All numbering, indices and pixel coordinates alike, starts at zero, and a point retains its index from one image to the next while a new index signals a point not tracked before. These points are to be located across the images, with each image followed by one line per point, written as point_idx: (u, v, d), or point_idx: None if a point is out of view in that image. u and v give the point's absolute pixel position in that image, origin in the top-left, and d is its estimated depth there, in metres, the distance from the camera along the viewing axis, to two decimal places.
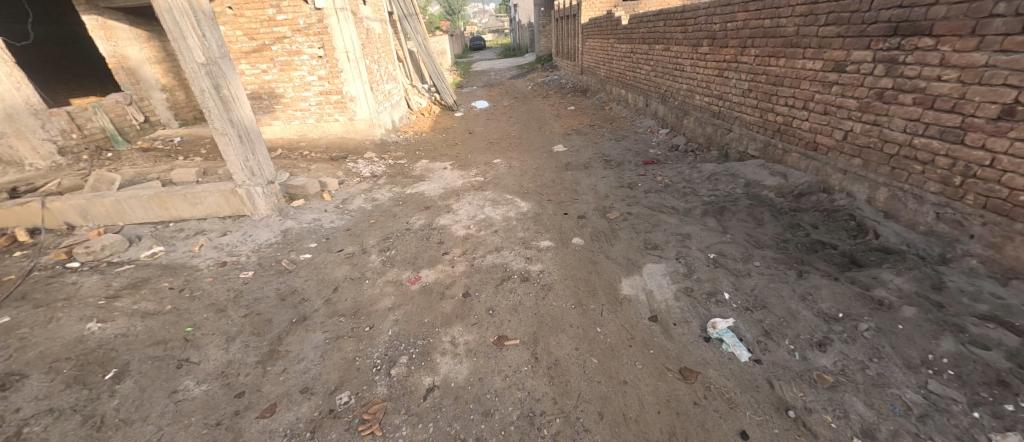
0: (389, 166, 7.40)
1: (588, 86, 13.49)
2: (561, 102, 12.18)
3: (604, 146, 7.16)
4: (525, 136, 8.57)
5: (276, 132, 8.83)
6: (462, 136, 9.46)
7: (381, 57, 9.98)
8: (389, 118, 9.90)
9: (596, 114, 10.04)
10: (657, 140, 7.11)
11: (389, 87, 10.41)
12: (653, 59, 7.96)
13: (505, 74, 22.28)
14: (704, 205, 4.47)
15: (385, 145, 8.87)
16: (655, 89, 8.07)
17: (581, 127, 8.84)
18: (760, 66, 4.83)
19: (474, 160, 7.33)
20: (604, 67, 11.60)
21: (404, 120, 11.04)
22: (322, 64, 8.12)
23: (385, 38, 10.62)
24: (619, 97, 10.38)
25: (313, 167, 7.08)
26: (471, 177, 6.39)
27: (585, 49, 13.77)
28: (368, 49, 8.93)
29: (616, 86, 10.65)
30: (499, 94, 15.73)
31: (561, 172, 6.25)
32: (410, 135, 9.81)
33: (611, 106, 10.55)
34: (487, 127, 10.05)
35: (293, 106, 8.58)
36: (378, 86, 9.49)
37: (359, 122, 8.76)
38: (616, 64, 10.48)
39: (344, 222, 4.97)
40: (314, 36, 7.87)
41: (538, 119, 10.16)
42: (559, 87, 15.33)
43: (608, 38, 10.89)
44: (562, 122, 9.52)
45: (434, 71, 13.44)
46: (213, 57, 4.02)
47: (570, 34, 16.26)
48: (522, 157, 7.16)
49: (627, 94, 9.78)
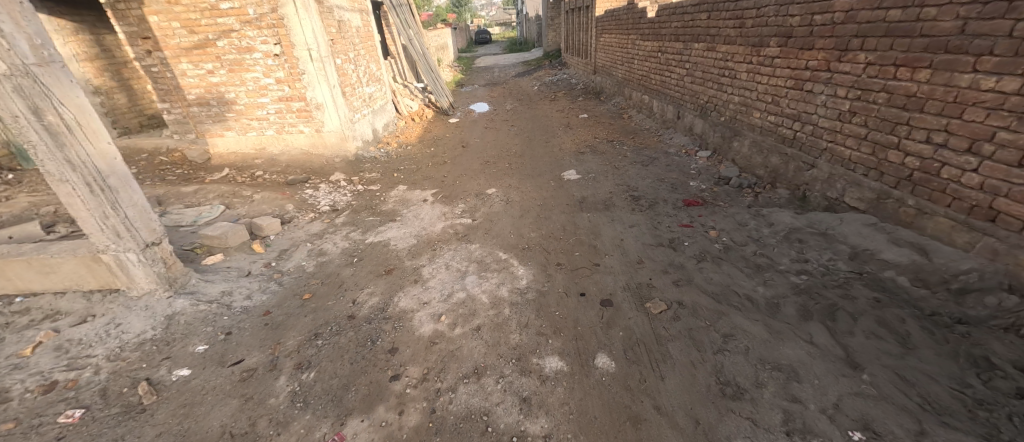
0: (356, 196, 5.87)
1: (602, 88, 11.89)
2: (572, 107, 10.55)
3: (628, 174, 5.61)
4: (528, 155, 7.01)
5: (229, 145, 7.34)
6: (453, 151, 7.90)
7: (360, 55, 8.44)
8: (369, 128, 8.38)
9: (614, 125, 8.44)
10: (696, 168, 5.53)
11: (371, 90, 8.90)
12: (690, 62, 6.38)
13: (511, 71, 20.62)
14: (797, 294, 2.93)
15: (359, 163, 7.33)
16: (692, 99, 6.47)
17: (597, 143, 7.27)
18: (876, 78, 3.27)
19: (462, 189, 5.79)
20: (623, 68, 9.95)
21: (389, 128, 9.50)
22: (280, 64, 6.63)
23: (367, 33, 9.08)
24: (642, 104, 8.75)
25: (258, 195, 5.59)
26: (455, 218, 4.87)
27: (600, 45, 12.06)
28: (340, 46, 7.39)
29: (637, 90, 9.02)
30: (502, 95, 14.11)
31: (574, 213, 4.71)
32: (392, 150, 8.27)
33: (632, 114, 8.95)
34: (484, 140, 8.47)
35: (248, 114, 7.10)
36: (356, 90, 7.95)
37: (328, 135, 7.25)
38: (638, 64, 8.84)
39: (264, 299, 3.48)
40: (267, 30, 6.36)
41: (545, 130, 8.56)
42: (569, 88, 13.67)
43: (629, 34, 9.25)
44: (574, 136, 7.93)
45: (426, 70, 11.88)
46: (24, 64, 2.52)
47: (582, 28, 14.55)
48: (523, 187, 5.63)
49: (652, 102, 8.15)
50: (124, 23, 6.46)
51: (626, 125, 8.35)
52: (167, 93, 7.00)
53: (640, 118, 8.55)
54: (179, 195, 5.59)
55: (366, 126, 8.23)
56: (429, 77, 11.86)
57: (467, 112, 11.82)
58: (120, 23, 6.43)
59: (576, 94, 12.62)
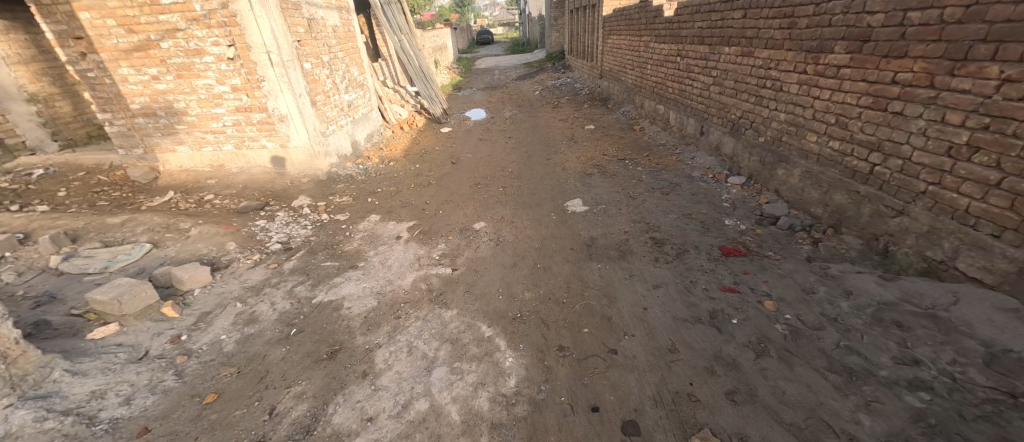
0: (316, 229, 4.88)
1: (610, 94, 10.90)
2: (576, 116, 9.53)
3: (645, 206, 4.61)
4: (526, 177, 6.02)
5: (182, 162, 6.39)
6: (441, 169, 6.90)
7: (338, 58, 7.46)
8: (347, 141, 7.41)
9: (624, 139, 7.44)
10: (730, 200, 4.52)
11: (351, 98, 7.92)
12: (719, 68, 5.37)
13: (512, 74, 19.61)
14: (924, 436, 1.94)
15: (329, 183, 6.32)
16: (720, 113, 5.47)
17: (606, 162, 6.26)
18: (1019, 102, 2.35)
19: (444, 222, 4.80)
20: (634, 74, 8.93)
21: (371, 140, 8.52)
22: (234, 69, 5.66)
23: (348, 33, 8.11)
24: (657, 115, 7.75)
25: (195, 229, 4.61)
26: (430, 266, 3.88)
27: (608, 47, 11.02)
28: (309, 48, 6.40)
29: (651, 99, 8.01)
30: (501, 101, 13.11)
31: (580, 263, 3.71)
32: (372, 167, 7.28)
33: (644, 126, 7.96)
34: (477, 155, 7.46)
35: (202, 127, 6.14)
36: (330, 99, 6.97)
37: (294, 150, 6.26)
38: (653, 70, 7.83)
39: (147, 403, 2.51)
40: (218, 29, 5.39)
41: (546, 144, 7.57)
42: (573, 94, 12.65)
43: (642, 35, 8.23)
44: (578, 152, 6.93)
45: (417, 74, 10.92)
46: None
47: (588, 28, 13.53)
48: (518, 221, 4.64)
49: (669, 113, 7.13)
50: (51, 20, 5.52)
51: (638, 140, 7.34)
52: (108, 102, 6.04)
53: (654, 131, 7.54)
54: (102, 228, 4.64)
55: (342, 138, 7.24)
56: (420, 83, 10.87)
57: (462, 120, 10.84)
58: (47, 21, 5.48)
59: (581, 100, 11.61)
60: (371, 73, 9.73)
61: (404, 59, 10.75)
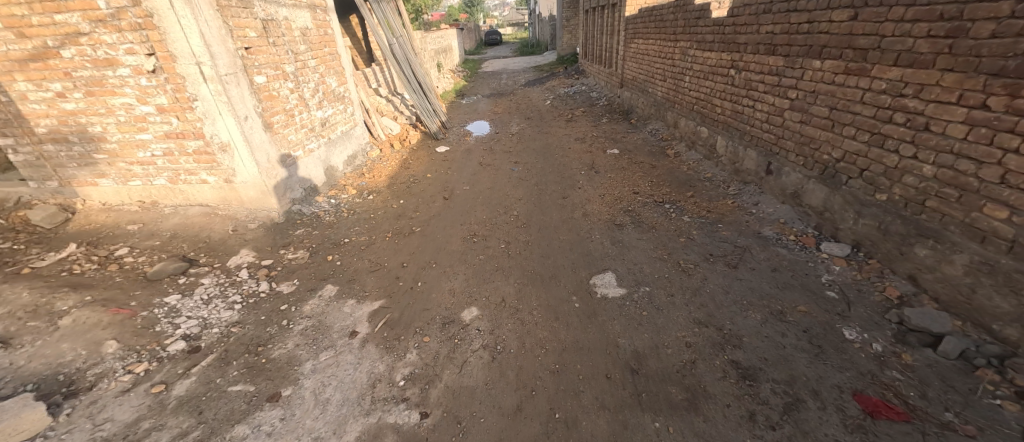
0: (246, 310, 3.52)
1: (633, 107, 9.46)
2: (596, 134, 8.09)
3: (711, 292, 3.19)
4: (536, 227, 4.60)
5: (106, 198, 5.10)
6: (429, 206, 5.53)
7: (308, 67, 6.15)
8: (316, 167, 6.06)
9: (659, 170, 6.00)
10: (836, 288, 3.10)
11: (327, 115, 6.59)
12: (802, 89, 3.95)
13: (521, 78, 18.19)
14: None
15: (285, 228, 4.97)
16: (802, 149, 4.04)
17: (641, 206, 4.83)
18: None
19: (422, 306, 3.42)
20: (666, 86, 7.49)
21: (351, 164, 7.17)
22: (158, 85, 4.34)
23: (326, 37, 6.79)
24: (698, 139, 6.29)
25: (69, 315, 3.26)
26: (389, 405, 2.50)
27: (631, 53, 9.58)
28: (265, 56, 5.09)
29: (690, 119, 6.55)
30: (508, 111, 11.70)
31: (625, 415, 2.31)
32: (346, 201, 5.92)
33: (680, 152, 6.53)
34: (476, 187, 6.07)
35: (126, 156, 4.85)
36: (294, 117, 5.63)
37: (241, 186, 4.93)
38: (692, 84, 6.39)
39: None
40: (132, 32, 4.08)
41: (562, 174, 6.15)
42: (589, 104, 11.21)
43: (679, 40, 6.80)
44: (603, 189, 5.49)
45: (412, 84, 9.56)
46: None
47: (605, 31, 12.08)
48: (526, 311, 3.24)
49: (717, 139, 5.67)
50: None
51: (676, 172, 5.88)
52: (7, 124, 4.74)
53: (695, 160, 6.09)
54: None
55: (309, 165, 5.90)
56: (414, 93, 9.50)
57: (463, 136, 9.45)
58: None
59: (599, 114, 10.18)
60: (356, 82, 8.38)
61: (396, 67, 9.38)
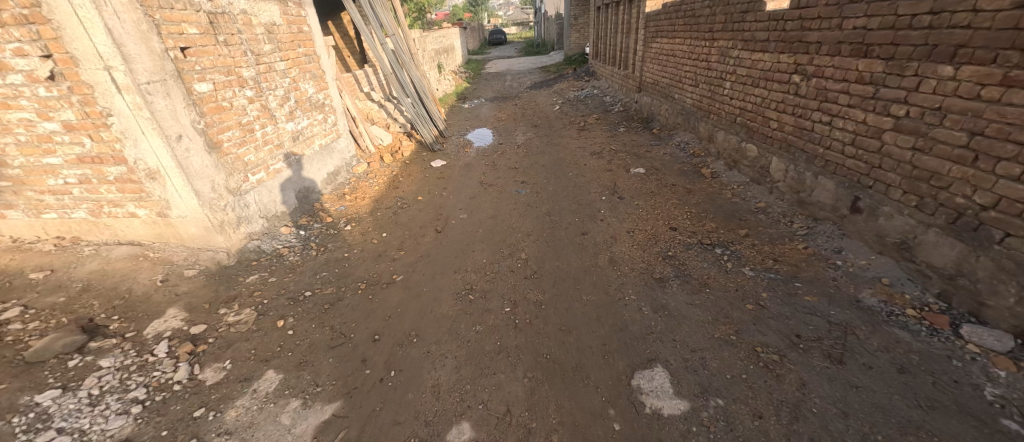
0: (144, 419, 2.50)
1: (654, 114, 8.42)
2: (615, 147, 7.02)
3: (817, 414, 2.14)
4: (550, 280, 3.56)
5: (15, 233, 4.11)
6: (416, 243, 4.49)
7: (277, 72, 5.15)
8: (283, 191, 5.05)
9: (697, 197, 4.94)
10: (1012, 413, 2.08)
11: (300, 127, 5.58)
12: (921, 106, 2.92)
13: (526, 80, 17.13)
14: None
15: (235, 274, 3.96)
16: (915, 184, 3.01)
17: (685, 251, 3.78)
18: None
19: (392, 419, 2.39)
20: (698, 92, 6.42)
21: (329, 183, 6.15)
22: (60, 96, 3.34)
23: (301, 35, 5.78)
24: (743, 159, 5.22)
25: None
26: None
27: (652, 54, 8.52)
28: (212, 58, 4.07)
29: (732, 133, 5.48)
30: (513, 117, 10.64)
31: None
32: (318, 233, 4.89)
33: (718, 173, 5.48)
34: (475, 217, 5.02)
35: (34, 184, 3.85)
36: (255, 133, 4.62)
37: (179, 221, 3.92)
38: (735, 92, 5.34)
39: None
40: (18, 28, 3.09)
41: (579, 201, 5.10)
42: (603, 111, 10.14)
43: (717, 39, 5.74)
44: (632, 224, 4.44)
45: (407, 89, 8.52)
46: None
47: (619, 30, 11.01)
48: (542, 435, 2.22)
49: (773, 161, 4.60)
50: None
51: (719, 201, 4.81)
52: None
53: (741, 184, 5.02)
54: None
55: (274, 189, 4.90)
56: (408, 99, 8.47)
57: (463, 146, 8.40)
58: None
59: (615, 122, 9.11)
60: (341, 87, 7.36)
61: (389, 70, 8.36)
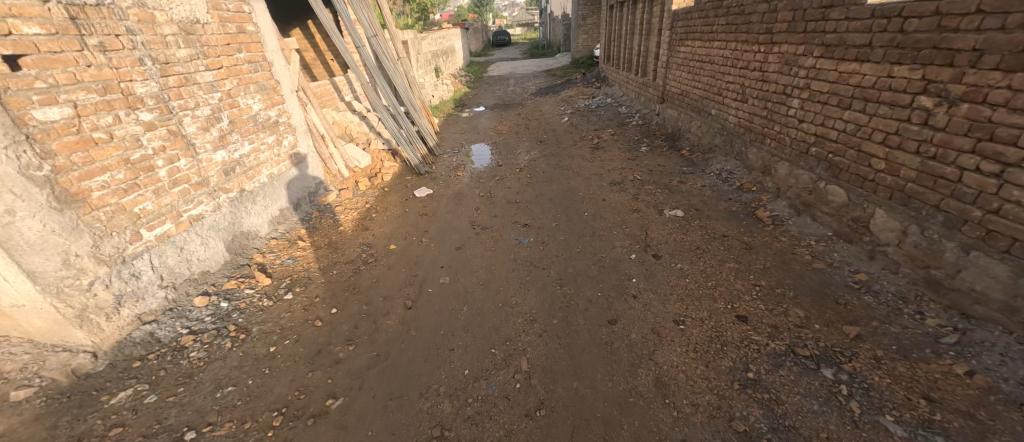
0: None
1: (682, 131, 7.10)
2: (640, 174, 5.70)
3: None
4: (567, 425, 2.26)
5: None
6: (374, 328, 3.19)
7: (199, 85, 3.88)
8: (202, 244, 3.76)
9: (764, 259, 3.61)
10: None
11: (238, 155, 4.32)
12: None
13: (530, 84, 15.83)
14: None
15: (98, 388, 2.70)
16: None
17: (772, 369, 2.47)
18: None
19: None
20: (748, 110, 5.08)
21: (277, 224, 4.86)
22: None
23: (243, 37, 4.51)
24: (821, 203, 3.91)
25: None
26: None
27: (679, 61, 7.22)
28: (69, 69, 2.80)
29: (803, 168, 4.16)
30: (515, 130, 9.35)
31: None
32: (245, 305, 3.57)
33: (783, 221, 4.17)
34: (460, 282, 3.72)
35: None
36: (156, 171, 3.37)
37: (14, 311, 2.67)
38: (809, 114, 4.01)
39: None
40: None
41: (600, 260, 3.80)
42: (619, 123, 8.81)
43: (780, 43, 4.42)
44: (680, 305, 3.12)
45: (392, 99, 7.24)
46: None
47: (636, 30, 9.68)
48: None
49: (876, 215, 3.29)
50: None
51: (797, 266, 3.49)
52: None
53: (822, 240, 3.71)
54: None
55: (187, 242, 3.62)
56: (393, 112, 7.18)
57: (456, 168, 7.12)
58: None
59: (634, 139, 7.79)
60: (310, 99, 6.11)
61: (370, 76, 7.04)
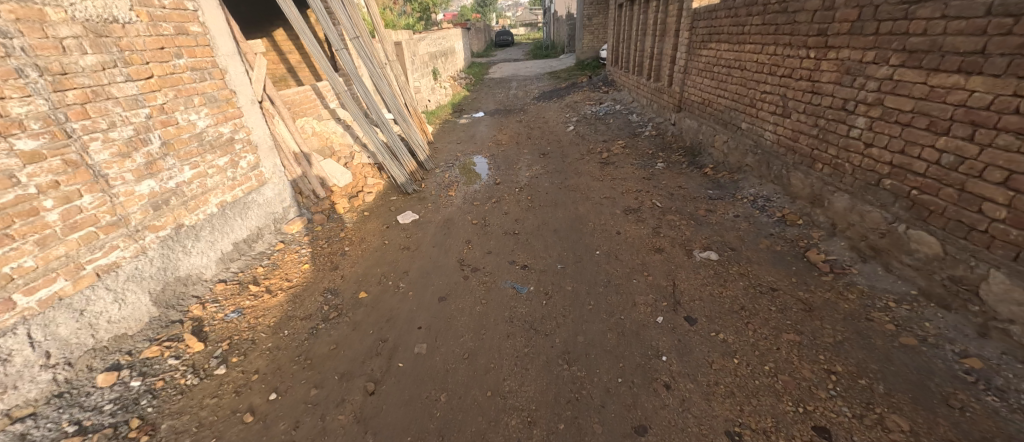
0: None
1: (704, 145, 6.30)
2: (660, 198, 4.89)
3: None
4: None
5: None
6: (321, 428, 2.41)
7: (117, 99, 3.11)
8: (114, 302, 2.97)
9: (833, 328, 2.80)
10: None
11: (175, 184, 3.55)
12: None
13: (533, 87, 15.04)
14: None
15: None
16: None
17: None
18: None
19: None
20: (791, 126, 4.28)
21: (227, 263, 4.05)
22: None
23: (182, 39, 3.73)
24: (899, 250, 3.10)
25: None
26: None
27: (701, 66, 6.40)
28: None
29: (870, 203, 3.34)
30: (516, 140, 8.54)
31: None
32: (161, 385, 2.76)
33: (844, 270, 3.36)
34: (440, 352, 2.93)
35: None
36: (43, 214, 2.64)
37: None
38: (883, 137, 3.21)
39: None
40: None
41: (619, 324, 3.00)
42: (630, 134, 7.99)
43: (839, 47, 3.61)
44: (732, 404, 2.34)
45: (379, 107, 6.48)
46: None
47: (648, 30, 8.84)
48: None
49: (992, 279, 2.55)
50: None
51: (879, 341, 2.68)
52: None
53: (905, 302, 2.91)
54: None
55: (89, 304, 2.84)
56: (381, 121, 6.42)
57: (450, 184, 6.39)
58: None
59: (649, 153, 6.97)
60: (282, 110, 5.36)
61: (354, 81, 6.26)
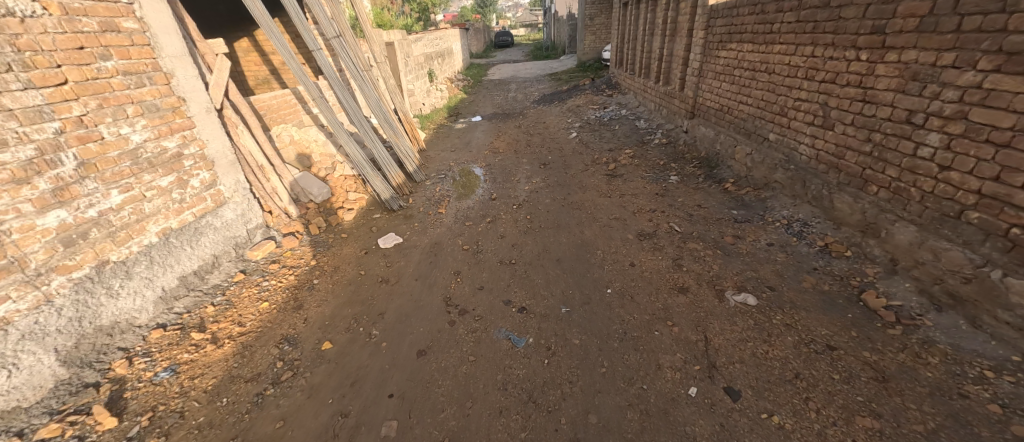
0: None
1: (722, 157, 5.68)
2: (679, 220, 4.28)
3: None
4: None
5: None
6: None
7: (8, 112, 2.58)
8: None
9: (922, 409, 2.19)
10: None
11: (97, 212, 2.96)
12: None
13: (533, 90, 14.44)
14: None
15: None
16: None
17: None
18: None
19: None
20: (834, 140, 3.67)
21: (170, 302, 3.42)
22: None
23: (110, 37, 3.12)
24: (993, 303, 2.57)
25: None
26: None
27: (719, 70, 5.79)
28: None
29: (951, 239, 2.78)
30: (514, 147, 7.90)
31: None
32: None
33: (915, 321, 2.74)
34: (414, 437, 2.32)
35: None
36: None
37: None
38: (967, 159, 2.66)
39: None
40: None
41: (641, 398, 2.36)
42: (638, 141, 7.37)
43: (903, 47, 2.98)
44: None
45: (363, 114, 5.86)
46: None
47: (656, 30, 8.23)
48: None
49: None
50: None
51: (984, 433, 2.07)
52: None
53: (1004, 372, 2.32)
54: None
55: None
56: (364, 130, 5.81)
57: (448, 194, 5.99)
58: None
59: (660, 163, 6.35)
60: (250, 120, 4.76)
61: (333, 86, 5.63)
